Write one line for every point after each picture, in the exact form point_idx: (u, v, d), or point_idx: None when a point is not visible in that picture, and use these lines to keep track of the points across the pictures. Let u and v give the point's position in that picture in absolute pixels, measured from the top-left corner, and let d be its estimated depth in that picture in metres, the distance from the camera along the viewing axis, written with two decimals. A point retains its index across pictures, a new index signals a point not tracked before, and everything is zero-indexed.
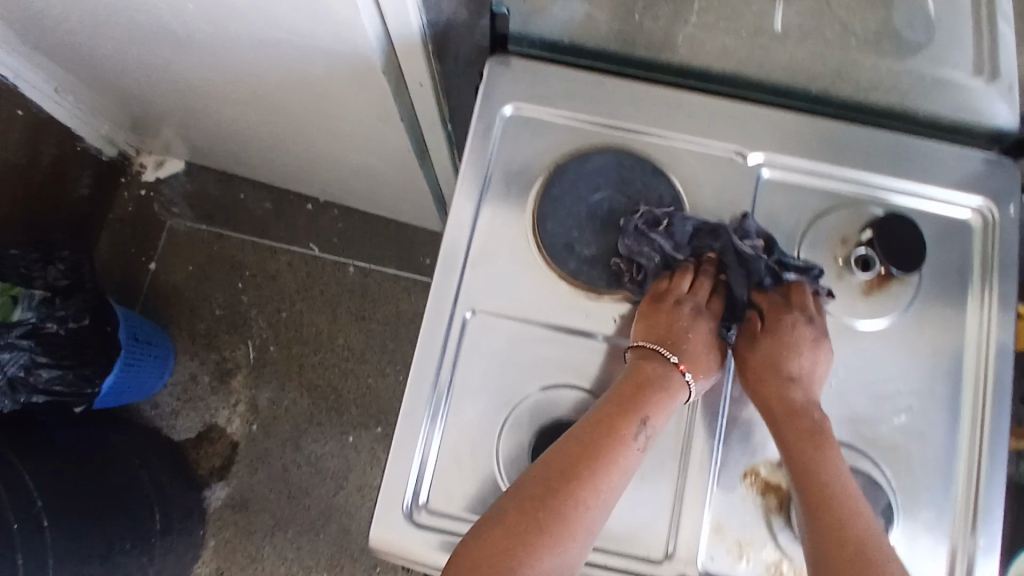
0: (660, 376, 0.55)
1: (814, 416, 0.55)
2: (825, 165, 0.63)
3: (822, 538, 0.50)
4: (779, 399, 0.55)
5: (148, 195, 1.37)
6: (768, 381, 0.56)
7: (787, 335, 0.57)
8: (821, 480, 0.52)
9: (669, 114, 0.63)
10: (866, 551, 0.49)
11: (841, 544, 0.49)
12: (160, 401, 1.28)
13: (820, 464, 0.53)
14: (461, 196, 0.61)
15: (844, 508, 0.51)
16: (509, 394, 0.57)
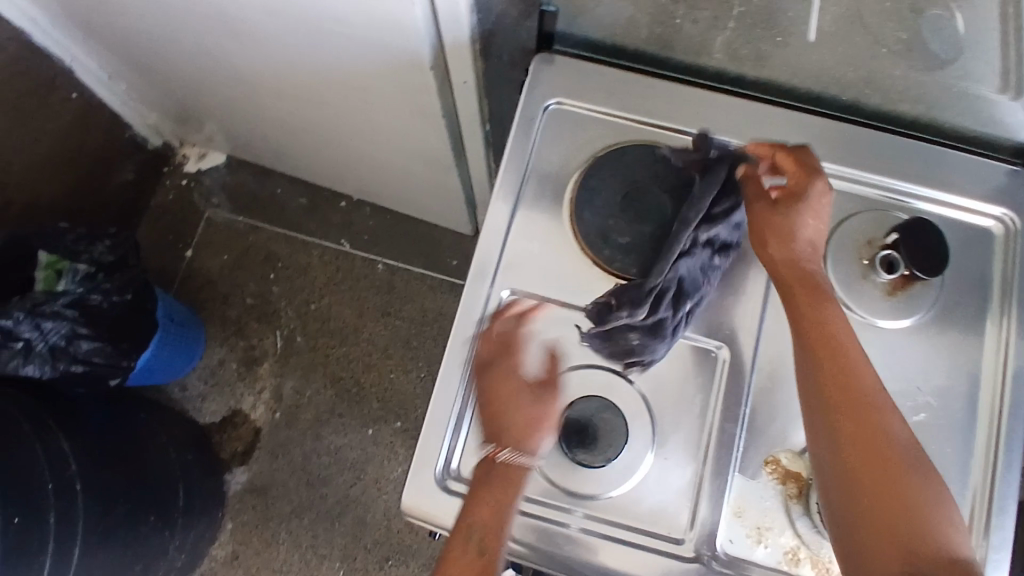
0: (491, 471, 0.55)
1: (816, 279, 0.57)
2: (852, 170, 0.66)
3: (838, 401, 0.52)
4: (787, 265, 0.57)
5: (188, 185, 1.42)
6: (777, 249, 0.58)
7: (799, 208, 0.57)
8: (830, 345, 0.54)
9: (704, 115, 0.66)
10: (861, 394, 0.52)
11: (855, 405, 0.52)
12: (188, 384, 1.32)
13: (828, 329, 0.55)
14: (502, 183, 0.64)
15: (854, 369, 0.53)
16: (539, 367, 0.59)
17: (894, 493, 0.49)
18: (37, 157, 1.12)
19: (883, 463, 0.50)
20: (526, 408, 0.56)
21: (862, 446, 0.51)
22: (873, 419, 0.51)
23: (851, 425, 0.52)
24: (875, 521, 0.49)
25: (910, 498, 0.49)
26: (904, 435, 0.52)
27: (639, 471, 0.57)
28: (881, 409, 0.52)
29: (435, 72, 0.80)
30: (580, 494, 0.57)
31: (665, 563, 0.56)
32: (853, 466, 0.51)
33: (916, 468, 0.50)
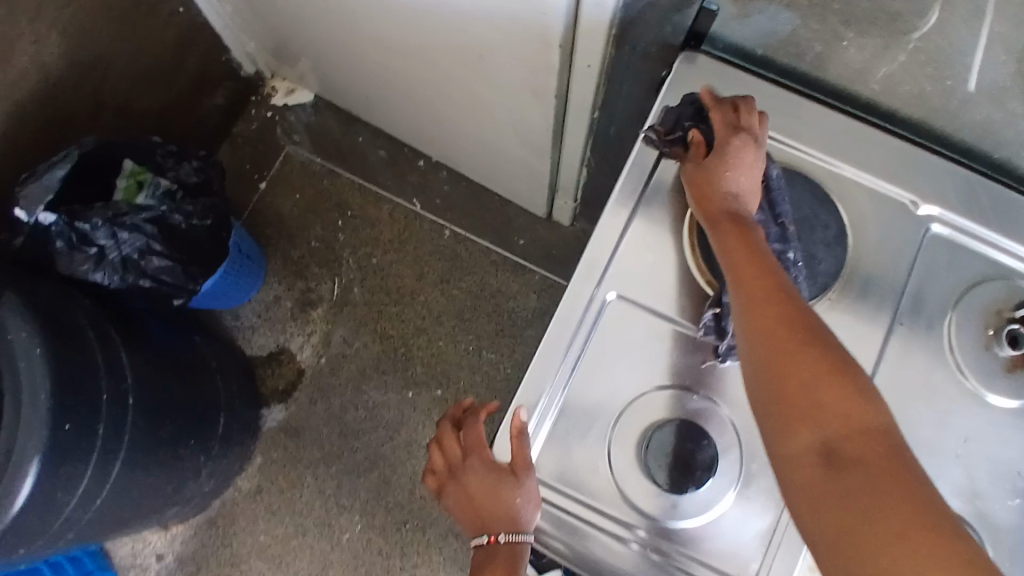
0: (501, 552, 0.55)
1: (743, 213, 0.56)
2: (994, 233, 0.61)
3: (747, 307, 0.51)
4: (715, 212, 0.56)
5: (273, 118, 1.41)
6: (710, 201, 0.56)
7: (734, 149, 0.56)
8: (736, 252, 0.53)
9: (847, 147, 0.62)
10: (763, 301, 0.51)
11: (765, 312, 0.50)
12: (242, 314, 1.33)
13: (737, 237, 0.54)
14: (625, 181, 0.61)
15: (760, 273, 0.52)
16: (574, 363, 0.58)
17: (805, 379, 0.47)
18: (138, 67, 1.12)
19: (795, 353, 0.48)
20: (507, 490, 0.54)
21: (774, 342, 0.49)
22: (782, 316, 0.50)
23: (759, 326, 0.50)
24: (789, 414, 0.47)
25: (823, 382, 0.46)
26: (817, 325, 0.50)
27: (718, 506, 0.55)
28: (787, 305, 0.50)
29: (562, 51, 0.77)
30: (652, 516, 0.55)
31: None
32: (763, 366, 0.49)
33: (832, 352, 0.48)
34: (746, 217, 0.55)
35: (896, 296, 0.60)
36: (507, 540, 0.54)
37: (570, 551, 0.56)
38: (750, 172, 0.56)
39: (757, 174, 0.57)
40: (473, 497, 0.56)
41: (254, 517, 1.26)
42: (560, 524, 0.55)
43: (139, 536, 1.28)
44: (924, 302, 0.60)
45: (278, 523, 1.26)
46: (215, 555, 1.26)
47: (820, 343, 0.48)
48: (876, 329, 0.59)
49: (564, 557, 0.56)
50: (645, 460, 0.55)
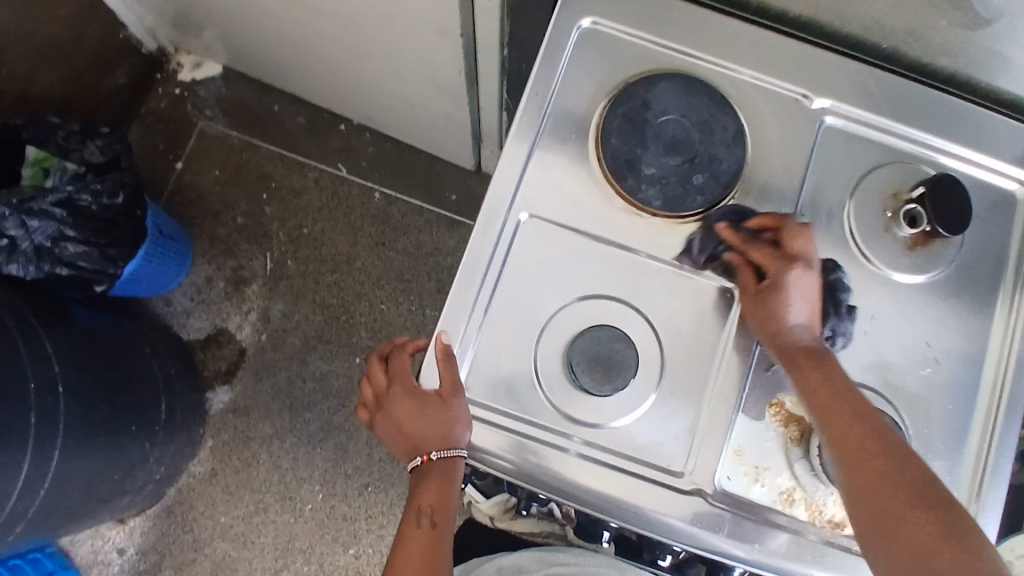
0: (434, 468, 0.56)
1: (814, 345, 0.56)
2: (886, 120, 0.64)
3: (849, 464, 0.51)
4: (789, 347, 0.55)
5: (183, 94, 1.36)
6: (779, 336, 0.56)
7: (787, 276, 0.56)
8: (828, 404, 0.53)
9: (741, 51, 0.64)
10: (868, 459, 0.51)
11: (867, 472, 0.51)
12: (174, 299, 1.29)
13: (828, 383, 0.54)
14: (527, 101, 0.61)
15: (855, 426, 0.52)
16: (494, 288, 0.58)
17: (922, 543, 0.47)
18: (35, 50, 1.06)
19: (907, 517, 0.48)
20: (434, 411, 0.54)
21: (883, 504, 0.49)
22: (887, 473, 0.50)
23: (861, 489, 0.51)
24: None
25: (943, 544, 0.47)
26: (925, 476, 0.50)
27: (643, 404, 0.57)
28: (887, 459, 0.51)
29: None
30: (584, 422, 0.56)
31: (664, 497, 0.56)
32: (876, 528, 0.49)
33: (945, 510, 0.48)
34: (824, 352, 0.55)
35: (796, 188, 0.62)
36: (439, 456, 0.56)
37: (509, 466, 0.56)
38: (806, 296, 0.56)
39: (816, 294, 0.56)
40: (403, 423, 0.57)
41: (212, 500, 1.25)
42: (497, 442, 0.56)
43: (96, 532, 1.25)
44: (824, 193, 0.63)
45: (237, 503, 1.25)
46: (177, 542, 1.24)
47: (931, 500, 0.49)
48: None
49: (505, 471, 0.56)
50: (570, 370, 0.56)
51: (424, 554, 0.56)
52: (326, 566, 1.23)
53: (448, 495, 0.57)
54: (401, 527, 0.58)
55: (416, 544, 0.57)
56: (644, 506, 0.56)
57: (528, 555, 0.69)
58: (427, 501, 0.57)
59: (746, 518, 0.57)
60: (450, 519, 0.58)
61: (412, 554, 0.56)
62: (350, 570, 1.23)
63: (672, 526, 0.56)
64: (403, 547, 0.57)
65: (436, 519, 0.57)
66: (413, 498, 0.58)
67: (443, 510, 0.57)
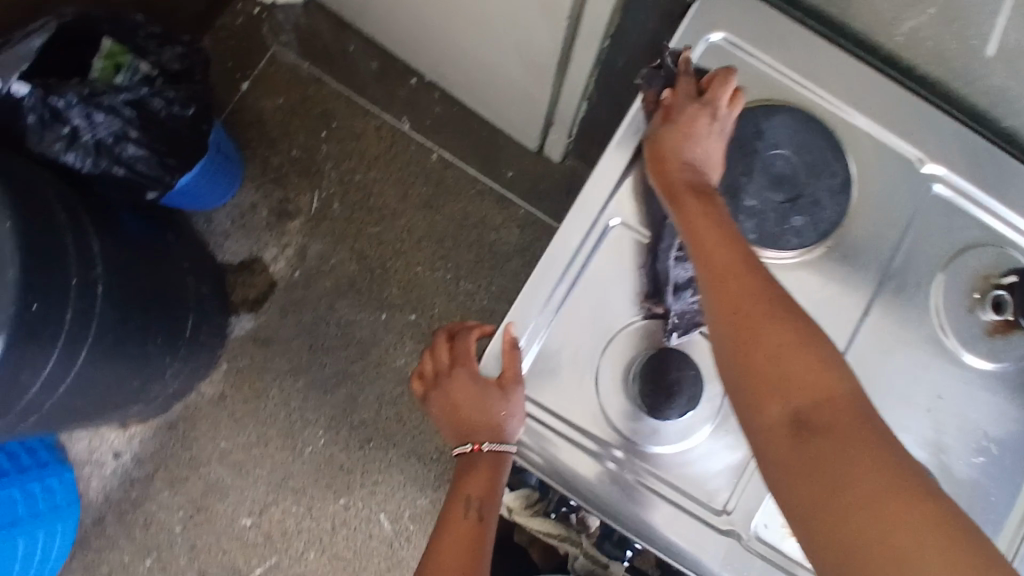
0: (486, 457, 0.56)
1: (702, 184, 0.56)
2: (992, 199, 0.63)
3: (714, 282, 0.51)
4: (677, 182, 0.56)
5: (261, 15, 1.34)
6: (670, 173, 0.56)
7: (692, 114, 0.57)
8: (704, 226, 0.53)
9: (863, 96, 0.62)
10: (729, 273, 0.51)
11: (728, 284, 0.51)
12: (215, 219, 1.29)
13: (710, 218, 0.54)
14: (638, 107, 0.61)
15: (724, 245, 0.53)
16: (570, 290, 0.57)
17: (773, 354, 0.47)
18: None
19: (766, 333, 0.48)
20: (493, 401, 0.55)
21: (739, 320, 0.49)
22: (744, 292, 0.50)
23: (723, 304, 0.50)
24: (764, 395, 0.46)
25: (801, 358, 0.46)
26: (786, 300, 0.50)
27: (698, 434, 0.56)
28: (746, 275, 0.51)
29: None
30: (632, 439, 0.56)
31: (698, 530, 0.56)
32: (733, 337, 0.49)
33: (800, 327, 0.48)
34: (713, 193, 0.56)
35: (891, 247, 0.61)
36: (490, 448, 0.56)
37: (544, 461, 0.56)
38: (705, 146, 0.57)
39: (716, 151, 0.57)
40: (460, 412, 0.57)
41: (216, 423, 1.26)
42: (540, 441, 0.56)
43: (97, 431, 1.26)
44: (915, 263, 0.61)
45: (240, 431, 1.26)
46: (174, 457, 1.25)
47: (781, 309, 0.49)
48: (865, 283, 0.60)
49: (535, 465, 0.56)
50: (629, 385, 0.56)
51: (468, 546, 0.54)
52: (314, 510, 1.24)
53: (496, 487, 0.56)
54: (445, 519, 0.56)
55: (461, 534, 0.54)
56: (676, 537, 0.56)
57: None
58: (476, 490, 0.56)
59: (776, 568, 0.56)
60: (494, 515, 0.56)
61: (457, 543, 0.54)
62: (337, 518, 1.24)
63: (698, 560, 0.56)
64: (445, 540, 0.54)
65: (484, 511, 0.55)
66: (460, 488, 0.56)
67: (491, 502, 0.55)
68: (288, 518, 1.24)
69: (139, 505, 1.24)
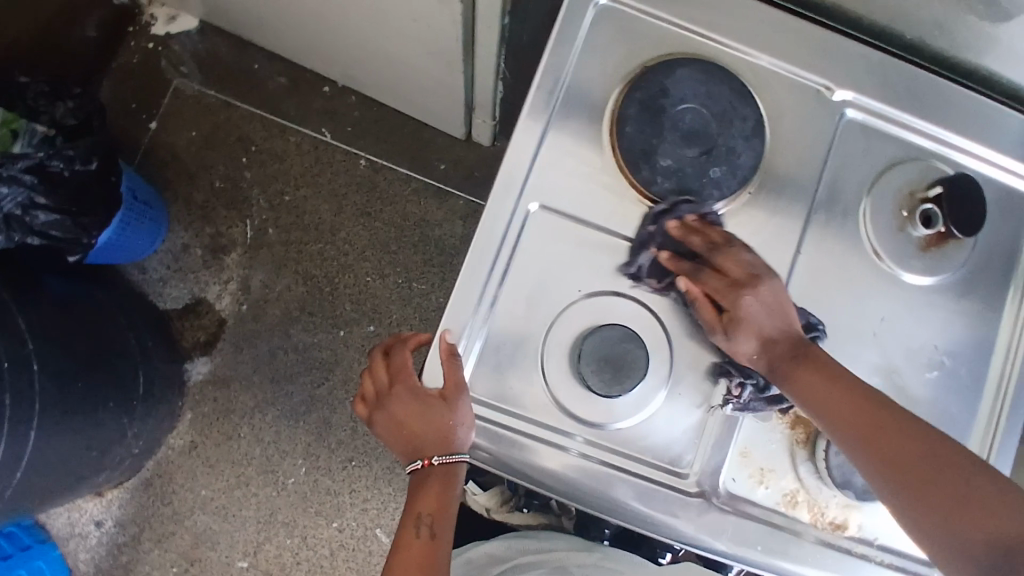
0: (437, 473, 0.54)
1: (795, 341, 0.54)
2: (906, 115, 0.62)
3: (861, 448, 0.50)
4: (774, 354, 0.54)
5: (156, 49, 1.28)
6: (755, 350, 0.54)
7: (738, 299, 0.54)
8: (828, 390, 0.52)
9: (761, 35, 0.61)
10: (876, 429, 0.50)
11: (876, 446, 0.50)
12: (149, 267, 1.25)
13: (826, 375, 0.52)
14: (541, 80, 0.57)
15: (855, 401, 0.51)
16: (500, 286, 0.56)
17: (943, 515, 0.47)
18: None
19: (933, 499, 0.47)
20: (437, 415, 0.52)
21: (900, 484, 0.49)
22: (896, 454, 0.49)
23: (883, 469, 0.49)
24: (962, 557, 0.46)
25: (975, 504, 0.46)
26: (935, 442, 0.49)
27: (652, 404, 0.56)
28: (898, 429, 0.50)
29: None
30: (587, 420, 0.55)
31: (667, 497, 0.56)
32: (902, 501, 0.49)
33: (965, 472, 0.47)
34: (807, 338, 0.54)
35: (814, 181, 0.60)
36: (440, 462, 0.53)
37: (493, 456, 0.55)
38: (771, 296, 0.54)
39: (779, 305, 0.54)
40: (406, 429, 0.54)
41: (192, 473, 1.23)
42: (493, 439, 0.54)
43: (72, 504, 1.23)
44: (841, 191, 0.61)
45: (218, 476, 1.23)
46: (156, 515, 1.22)
47: (940, 458, 0.48)
48: (794, 221, 0.59)
49: (484, 459, 0.55)
50: (578, 368, 0.55)
51: (421, 566, 0.54)
52: (309, 538, 1.22)
53: (448, 501, 0.55)
54: (397, 538, 0.55)
55: (413, 554, 0.54)
56: (644, 506, 0.56)
57: (500, 543, 0.64)
58: (427, 508, 0.54)
59: (749, 519, 0.56)
60: (448, 529, 0.55)
61: (411, 565, 0.54)
62: (334, 542, 1.22)
63: (673, 526, 0.56)
64: (399, 560, 0.54)
65: (436, 528, 0.54)
66: (410, 507, 0.55)
67: (443, 517, 0.55)
68: (284, 552, 1.22)
69: (130, 570, 1.21)
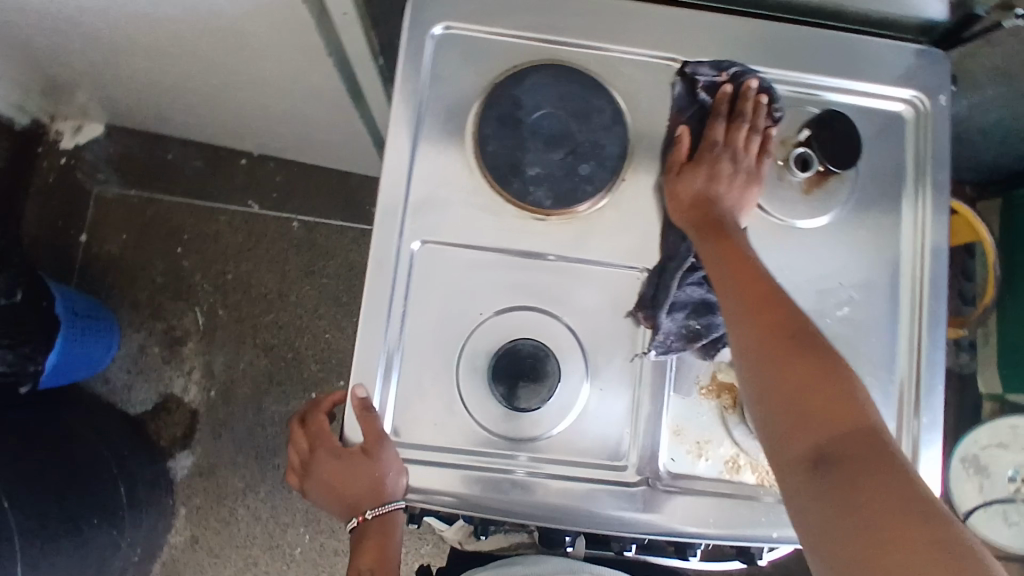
0: (372, 527, 0.57)
1: (728, 219, 0.57)
2: (761, 68, 0.63)
3: (740, 315, 0.52)
4: (703, 212, 0.57)
5: (69, 163, 1.29)
6: (693, 196, 0.57)
7: (714, 160, 0.58)
8: (733, 259, 0.54)
9: (603, 25, 0.62)
10: (761, 308, 0.51)
11: (757, 318, 0.51)
12: (111, 376, 1.25)
13: (734, 250, 0.54)
14: (396, 121, 0.58)
15: (749, 274, 0.53)
16: (402, 328, 0.57)
17: (797, 391, 0.47)
18: None
19: (793, 377, 0.48)
20: (362, 471, 0.55)
21: (766, 355, 0.49)
22: (774, 328, 0.50)
23: (756, 339, 0.50)
24: (801, 434, 0.46)
25: (830, 398, 0.46)
26: (813, 337, 0.49)
27: (576, 405, 0.57)
28: (778, 312, 0.51)
29: (312, 15, 0.72)
30: (517, 437, 0.57)
31: (612, 490, 0.57)
32: (763, 369, 0.49)
33: (831, 364, 0.48)
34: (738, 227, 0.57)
35: None
36: (375, 514, 0.56)
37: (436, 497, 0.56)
38: (739, 179, 0.58)
39: (737, 189, 0.58)
40: (333, 491, 0.57)
41: (199, 567, 1.23)
42: (440, 479, 0.55)
43: None
44: None
45: (225, 563, 1.23)
46: None
47: (812, 348, 0.49)
48: None
49: (449, 504, 0.55)
50: (492, 389, 0.56)
51: None
52: None
53: (388, 552, 0.58)
54: None
55: None
56: (595, 508, 0.56)
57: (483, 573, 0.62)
58: (367, 561, 0.58)
59: (697, 495, 0.58)
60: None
61: None
62: None
63: (627, 520, 0.57)
64: None
65: None
66: (354, 560, 0.59)
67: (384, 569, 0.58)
68: None
69: None
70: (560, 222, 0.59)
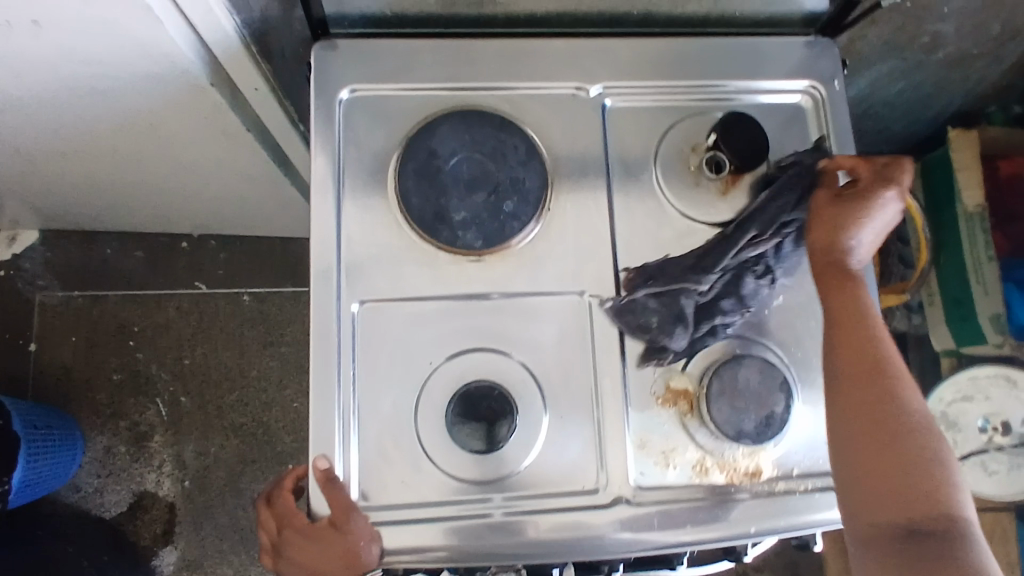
0: None
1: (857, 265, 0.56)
2: (661, 83, 0.66)
3: (850, 373, 0.53)
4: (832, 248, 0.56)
5: (8, 275, 1.27)
6: (831, 223, 0.56)
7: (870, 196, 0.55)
8: (847, 316, 0.55)
9: (503, 66, 0.64)
10: (875, 375, 0.52)
11: (869, 381, 0.52)
12: (80, 483, 1.21)
13: (849, 305, 0.55)
14: (319, 189, 0.60)
15: (860, 337, 0.54)
16: (355, 390, 0.57)
17: (899, 461, 0.50)
18: None
19: (895, 451, 0.50)
20: (337, 542, 0.54)
21: (875, 418, 0.51)
22: (885, 396, 0.51)
23: (869, 400, 0.52)
24: (894, 502, 0.49)
25: (928, 477, 0.49)
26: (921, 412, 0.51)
27: (539, 437, 0.58)
28: (890, 379, 0.52)
29: (224, 97, 0.73)
30: (486, 479, 0.57)
31: (587, 514, 0.57)
32: (867, 431, 0.51)
33: (932, 442, 0.50)
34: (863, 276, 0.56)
35: (603, 175, 0.63)
36: None
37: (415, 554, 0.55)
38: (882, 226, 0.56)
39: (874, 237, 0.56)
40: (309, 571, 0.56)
41: None
42: (413, 535, 0.55)
43: None
44: (632, 172, 0.63)
45: None
46: None
47: (918, 423, 0.51)
48: (601, 217, 0.62)
49: (423, 557, 0.55)
50: (452, 436, 0.56)
51: None
52: None
53: None
54: None
55: None
56: (573, 536, 0.57)
57: None
58: None
59: (672, 504, 0.58)
60: None
61: None
62: None
63: (607, 541, 0.57)
64: None
65: None
66: None
67: None
68: None
69: None
70: (493, 262, 0.60)
